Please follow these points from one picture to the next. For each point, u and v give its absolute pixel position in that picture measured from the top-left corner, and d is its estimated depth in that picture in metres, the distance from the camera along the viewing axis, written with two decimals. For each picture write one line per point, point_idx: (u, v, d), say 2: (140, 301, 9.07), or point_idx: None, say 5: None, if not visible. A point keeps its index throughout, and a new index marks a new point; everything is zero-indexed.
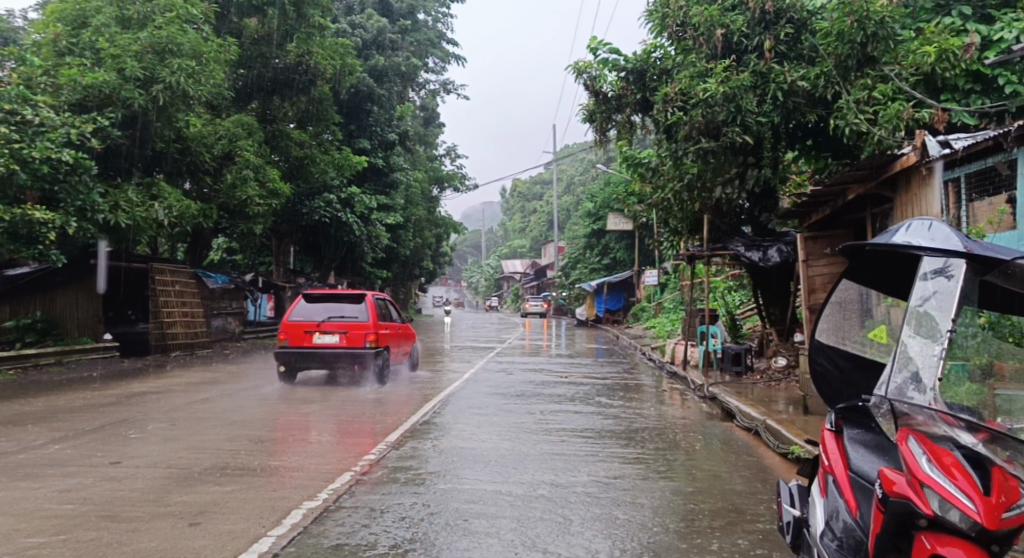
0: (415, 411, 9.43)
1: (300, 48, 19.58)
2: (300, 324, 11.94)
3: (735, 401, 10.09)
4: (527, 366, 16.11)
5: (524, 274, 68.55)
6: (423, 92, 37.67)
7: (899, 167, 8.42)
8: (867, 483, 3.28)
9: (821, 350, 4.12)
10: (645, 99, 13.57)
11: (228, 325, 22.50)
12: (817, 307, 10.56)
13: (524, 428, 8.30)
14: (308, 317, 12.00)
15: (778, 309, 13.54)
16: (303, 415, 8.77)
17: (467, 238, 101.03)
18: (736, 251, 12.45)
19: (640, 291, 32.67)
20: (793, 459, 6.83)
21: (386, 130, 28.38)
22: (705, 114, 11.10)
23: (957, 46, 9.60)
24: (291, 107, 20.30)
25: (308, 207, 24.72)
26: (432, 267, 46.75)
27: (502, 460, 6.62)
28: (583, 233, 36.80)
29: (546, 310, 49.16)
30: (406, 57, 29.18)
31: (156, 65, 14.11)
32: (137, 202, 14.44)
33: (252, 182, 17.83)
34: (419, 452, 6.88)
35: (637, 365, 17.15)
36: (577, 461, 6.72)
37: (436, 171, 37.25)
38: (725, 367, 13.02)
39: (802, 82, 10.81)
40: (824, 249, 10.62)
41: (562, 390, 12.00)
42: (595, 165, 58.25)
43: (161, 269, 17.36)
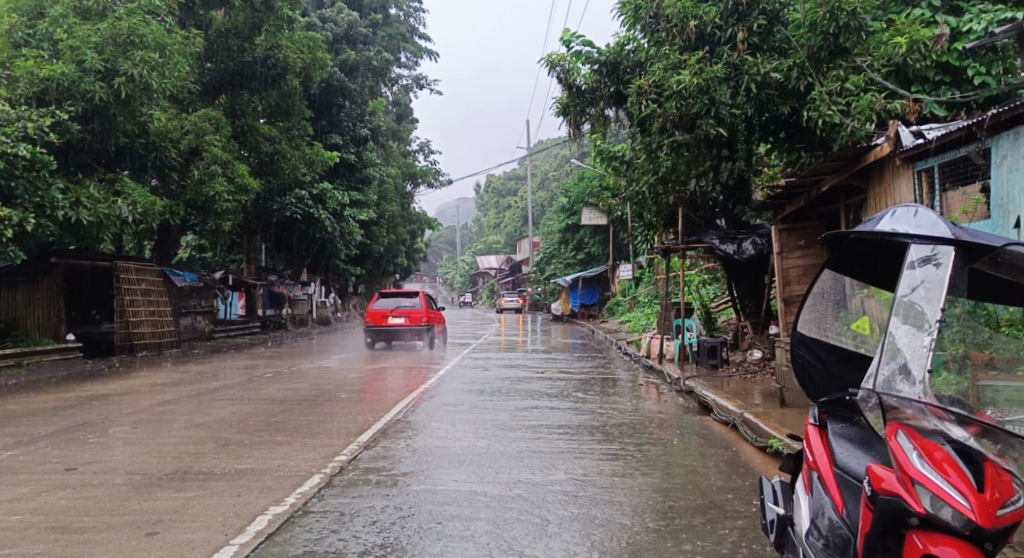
0: (389, 410, 9.24)
1: (268, 42, 19.19)
2: (380, 311, 18.38)
3: (711, 394, 10.01)
4: (503, 361, 15.94)
5: (499, 270, 68.37)
6: (395, 87, 37.31)
7: (873, 157, 8.38)
8: (854, 480, 3.17)
9: (803, 342, 4.02)
10: (619, 92, 13.45)
11: (197, 324, 22.08)
12: (793, 299, 10.53)
13: (498, 426, 8.13)
14: (385, 307, 18.42)
15: (752, 301, 13.51)
16: (272, 415, 8.55)
17: (442, 234, 100.60)
18: (711, 244, 12.38)
19: (615, 286, 32.64)
20: (771, 453, 6.74)
21: (357, 125, 28.03)
22: (679, 106, 11.01)
23: (928, 37, 9.59)
24: (260, 102, 19.92)
25: (278, 204, 24.34)
26: (407, 264, 46.44)
27: (477, 459, 6.45)
28: (558, 228, 36.70)
29: (521, 305, 49.00)
30: (377, 52, 28.79)
31: (118, 57, 13.69)
32: (100, 198, 14.03)
33: (220, 178, 17.47)
34: (391, 452, 6.69)
35: (613, 359, 17.06)
36: (554, 459, 6.57)
37: (410, 166, 36.93)
38: (701, 361, 12.97)
39: (774, 73, 10.74)
40: (798, 241, 10.58)
41: (538, 386, 11.88)
42: (569, 160, 58.21)
43: (127, 268, 16.94)
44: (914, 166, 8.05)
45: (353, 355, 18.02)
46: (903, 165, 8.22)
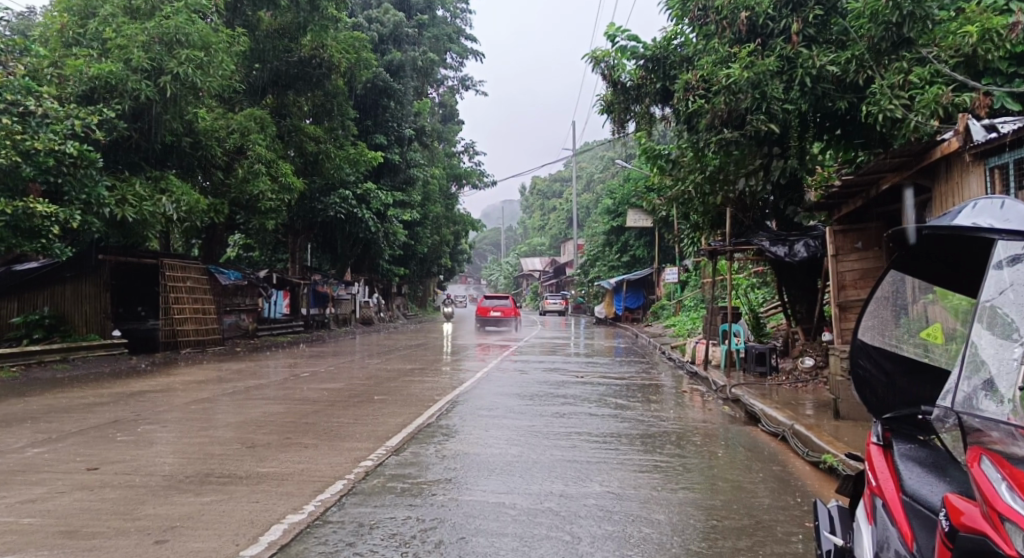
0: (423, 412, 9.00)
1: (314, 42, 19.10)
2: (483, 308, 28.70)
3: (760, 403, 9.53)
4: (542, 364, 15.62)
5: (543, 272, 68.09)
6: (441, 88, 37.25)
7: (940, 153, 7.90)
8: (928, 511, 2.79)
9: (864, 352, 3.60)
10: (665, 88, 13.02)
11: (241, 322, 22.22)
12: (849, 304, 9.98)
13: (534, 432, 7.82)
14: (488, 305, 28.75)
15: (803, 307, 12.94)
16: (304, 415, 8.37)
17: (486, 236, 100.60)
18: (760, 246, 11.87)
19: (660, 289, 32.05)
20: (824, 469, 6.32)
21: (402, 125, 28.00)
22: (729, 101, 10.61)
23: (1000, 25, 8.97)
24: (306, 102, 19.93)
25: (322, 203, 24.34)
26: (451, 265, 46.43)
27: (508, 468, 6.15)
28: (602, 230, 36.23)
29: (564, 307, 48.53)
30: (422, 52, 28.69)
31: (163, 56, 13.63)
32: (146, 196, 14.01)
33: (264, 177, 17.47)
34: (421, 457, 6.43)
35: (657, 364, 16.57)
36: (590, 469, 6.23)
37: (454, 167, 36.80)
38: (749, 368, 12.45)
39: (830, 66, 10.25)
40: (855, 243, 10.03)
41: (578, 390, 11.52)
42: (615, 163, 57.62)
43: (173, 265, 17.07)
44: (985, 162, 7.59)
45: (393, 356, 17.87)
46: (972, 161, 7.76)
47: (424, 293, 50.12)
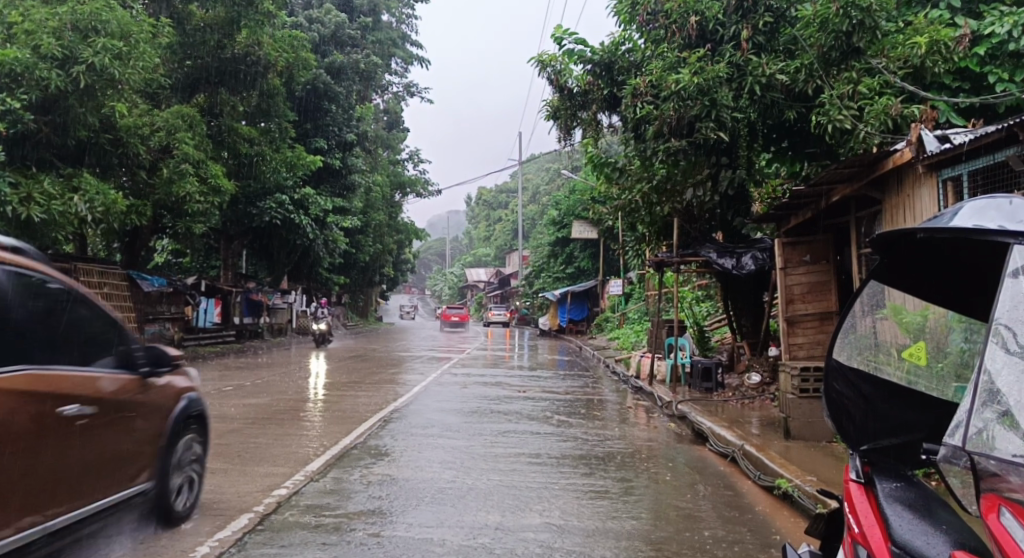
0: (352, 431, 8.35)
1: (249, 39, 18.22)
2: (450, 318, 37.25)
3: (707, 421, 9.13)
4: (483, 379, 15.00)
5: (488, 283, 67.56)
6: (386, 95, 36.52)
7: (891, 164, 7.59)
8: None
9: (839, 373, 3.27)
10: (612, 95, 12.66)
11: (165, 331, 21.05)
12: (797, 319, 9.69)
13: (469, 454, 7.23)
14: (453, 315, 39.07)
15: (749, 321, 12.65)
16: (217, 436, 7.63)
17: (431, 246, 99.59)
18: (707, 258, 11.56)
19: (604, 301, 31.81)
20: (778, 495, 5.91)
21: (343, 130, 27.17)
22: (677, 107, 10.28)
23: (949, 37, 8.82)
24: (240, 101, 19.02)
25: (258, 208, 23.34)
26: (394, 274, 45.49)
27: (440, 497, 5.56)
28: (547, 241, 35.88)
29: (508, 319, 47.98)
30: (365, 55, 27.92)
31: (77, 45, 12.74)
32: (55, 194, 13.01)
33: (191, 177, 16.56)
34: (343, 485, 5.79)
35: (601, 378, 16.11)
36: (529, 497, 5.67)
37: (398, 175, 35.98)
38: (694, 384, 12.10)
39: (780, 75, 10.04)
40: (803, 256, 9.77)
41: (518, 406, 10.98)
42: (561, 175, 57.52)
43: (88, 269, 16.03)
44: (937, 174, 7.29)
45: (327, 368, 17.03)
46: (924, 172, 7.46)
47: (366, 304, 48.99)
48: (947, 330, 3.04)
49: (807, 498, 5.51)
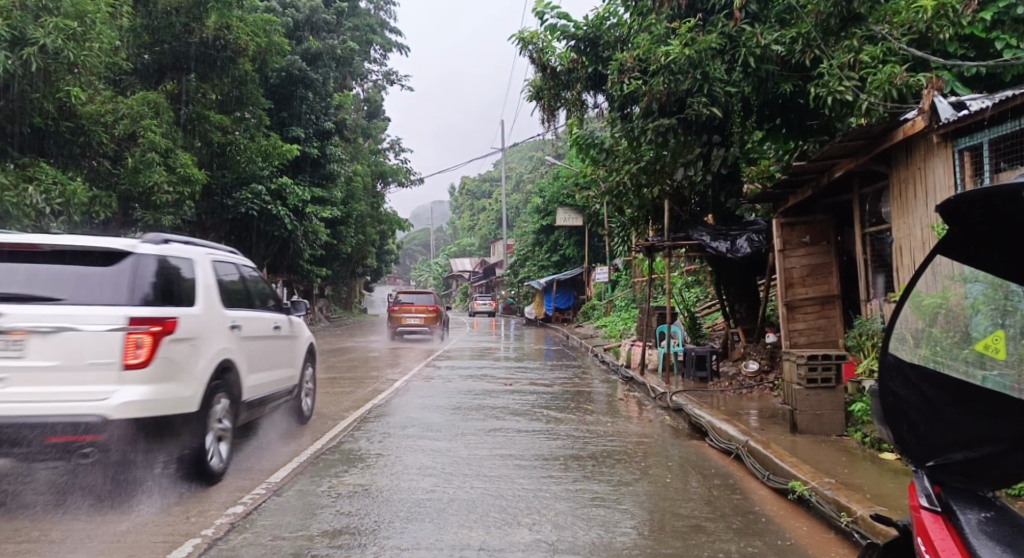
0: (323, 434, 7.64)
1: (219, 23, 17.34)
2: None
3: (705, 414, 8.57)
4: (467, 371, 14.38)
5: (473, 272, 66.82)
6: (366, 83, 35.68)
7: (902, 135, 7.04)
8: None
9: (897, 372, 3.17)
10: (598, 73, 12.03)
11: None
12: (798, 303, 9.21)
13: (452, 457, 6.65)
14: None
15: (743, 306, 12.10)
16: None
17: (415, 237, 98.49)
18: (701, 241, 11.01)
19: (590, 289, 31.19)
20: (794, 500, 5.36)
21: (321, 118, 26.43)
22: (668, 82, 9.70)
23: (956, 0, 8.21)
24: (212, 88, 18.14)
25: (233, 199, 22.56)
26: (377, 266, 44.65)
27: (417, 512, 4.98)
28: (532, 229, 35.18)
29: (493, 308, 47.33)
30: (342, 41, 27.06)
31: (28, 25, 12.00)
32: (8, 185, 12.23)
33: (159, 166, 15.76)
34: (309, 499, 5.20)
35: (590, 368, 15.59)
36: (517, 509, 5.10)
37: (380, 164, 35.16)
38: (688, 373, 11.56)
39: (776, 46, 9.40)
40: (802, 238, 9.24)
41: (505, 402, 10.38)
42: (545, 163, 56.71)
43: None
44: (952, 144, 6.77)
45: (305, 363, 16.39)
46: (938, 143, 6.93)
47: (349, 296, 48.16)
48: (972, 313, 3.08)
49: (828, 505, 4.96)
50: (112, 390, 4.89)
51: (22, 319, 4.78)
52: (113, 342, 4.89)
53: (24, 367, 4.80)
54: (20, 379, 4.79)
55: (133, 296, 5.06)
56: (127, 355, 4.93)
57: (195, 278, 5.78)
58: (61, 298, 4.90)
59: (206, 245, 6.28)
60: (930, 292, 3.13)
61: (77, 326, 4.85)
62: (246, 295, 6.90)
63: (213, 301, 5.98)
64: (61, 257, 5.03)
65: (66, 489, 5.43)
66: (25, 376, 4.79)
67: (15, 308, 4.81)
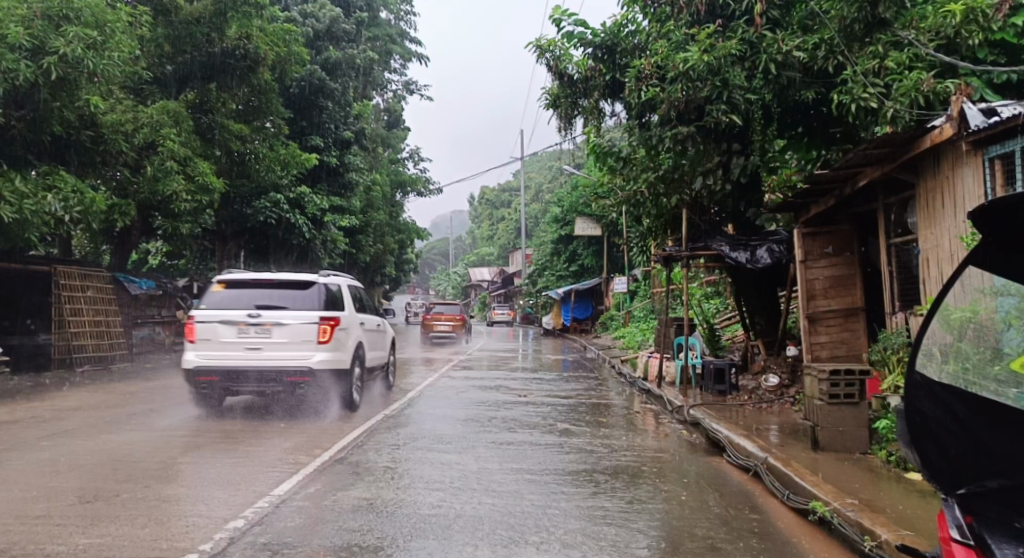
0: (332, 445, 7.51)
1: (239, 32, 17.35)
2: None
3: (723, 429, 8.34)
4: (482, 382, 14.21)
5: (492, 282, 66.73)
6: (385, 93, 35.76)
7: (929, 142, 6.81)
8: None
9: (925, 390, 2.96)
10: (615, 80, 11.85)
11: (155, 336, 20.36)
12: (820, 316, 8.96)
13: (462, 471, 6.48)
14: None
15: (763, 318, 11.84)
16: (183, 453, 6.92)
17: (434, 246, 98.67)
18: (720, 251, 10.79)
19: (608, 299, 30.95)
20: (815, 522, 5.11)
21: (340, 128, 26.46)
22: (686, 89, 9.54)
23: (986, 5, 7.94)
24: (231, 97, 18.16)
25: (252, 208, 22.60)
26: (395, 275, 44.66)
27: (421, 528, 4.81)
28: (550, 239, 35.00)
29: (511, 317, 47.13)
30: (362, 50, 27.11)
31: (48, 34, 12.05)
32: (27, 193, 12.23)
33: (178, 175, 15.75)
34: (311, 514, 5.04)
35: (607, 380, 15.35)
36: (525, 527, 4.91)
37: (398, 174, 35.16)
38: (706, 387, 11.32)
39: (798, 52, 9.21)
40: (824, 248, 9.00)
41: (519, 413, 10.21)
42: (564, 172, 56.60)
43: (68, 273, 15.31)
44: (983, 152, 6.54)
45: None
46: (967, 151, 6.69)
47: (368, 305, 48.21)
48: (1003, 327, 2.84)
49: (851, 527, 4.72)
50: (312, 354, 8.92)
51: (269, 315, 8.89)
52: (313, 329, 8.94)
53: (269, 341, 8.89)
54: (268, 349, 8.87)
55: (321, 306, 9.15)
56: (321, 336, 8.98)
57: (342, 292, 9.93)
58: (284, 306, 9.05)
59: (348, 277, 10.55)
60: (959, 305, 2.96)
61: (294, 321, 8.93)
62: (363, 307, 11.05)
63: (353, 308, 10.16)
64: (283, 284, 9.22)
65: (224, 439, 7.67)
66: (269, 347, 8.88)
67: (265, 311, 8.94)
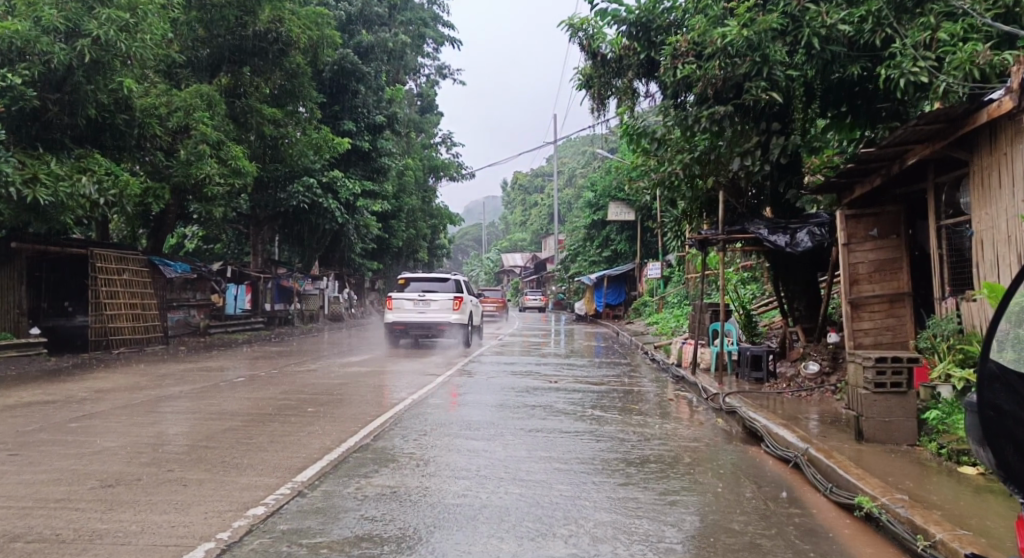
0: (358, 431, 7.37)
1: (272, 15, 17.15)
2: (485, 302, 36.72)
3: (761, 418, 8.04)
4: (513, 367, 14.03)
5: (525, 268, 66.49)
6: (418, 78, 35.56)
7: (986, 116, 6.42)
8: None
9: (1001, 381, 2.83)
10: (650, 59, 11.50)
11: (190, 319, 20.54)
12: (864, 301, 8.59)
13: (490, 458, 6.29)
14: None
15: (802, 303, 11.46)
16: (208, 436, 6.85)
17: (467, 232, 98.60)
18: (758, 234, 10.43)
19: (642, 285, 30.52)
20: (861, 518, 4.85)
21: (372, 112, 26.34)
22: (723, 66, 9.20)
23: None
24: (265, 82, 18.09)
25: (285, 192, 22.56)
26: (429, 260, 44.62)
27: (444, 518, 4.64)
28: (583, 224, 34.63)
29: (544, 303, 46.91)
30: (394, 34, 26.92)
31: (82, 17, 12.05)
32: (63, 175, 12.21)
33: (211, 158, 15.68)
34: (334, 502, 4.90)
35: (640, 366, 15.08)
36: (553, 518, 4.72)
37: (431, 158, 34.99)
38: (742, 374, 11.02)
39: (843, 26, 8.82)
40: (870, 231, 8.61)
41: (550, 399, 10.01)
42: (598, 157, 55.98)
43: (104, 256, 15.42)
44: None
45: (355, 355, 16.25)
46: None
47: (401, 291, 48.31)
48: None
49: (901, 525, 4.45)
50: (451, 316, 16.12)
51: (430, 295, 16.13)
52: (450, 302, 16.17)
53: (429, 308, 16.12)
54: (427, 312, 16.08)
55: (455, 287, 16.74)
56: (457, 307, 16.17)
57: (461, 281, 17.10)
58: (441, 282, 16.61)
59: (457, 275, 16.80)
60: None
61: (441, 296, 16.20)
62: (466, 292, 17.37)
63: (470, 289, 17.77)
64: (433, 279, 16.42)
65: (250, 424, 7.61)
66: (429, 311, 16.11)
67: (431, 293, 16.18)
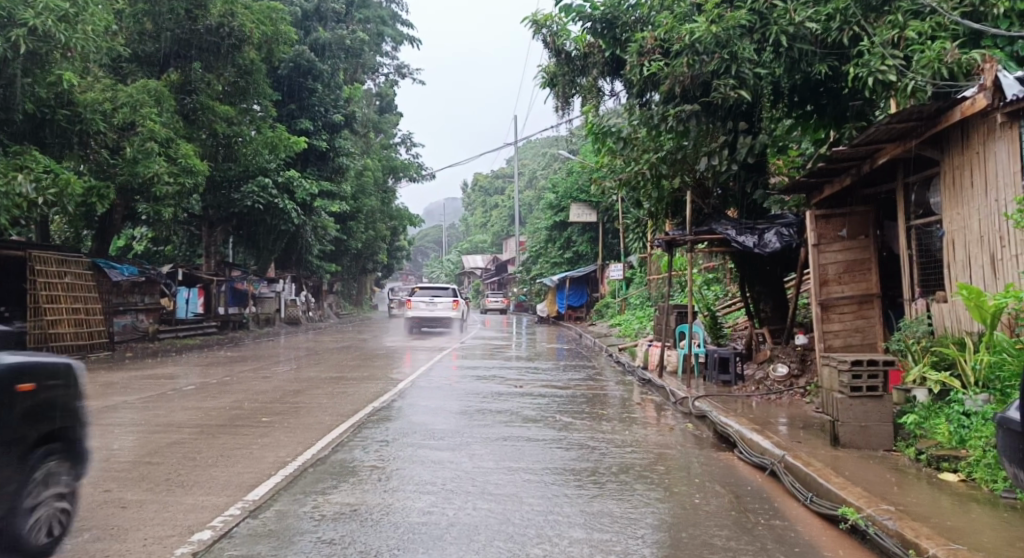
0: (314, 443, 6.98)
1: (223, 8, 16.56)
2: None
3: (732, 422, 7.86)
4: (476, 371, 13.71)
5: (485, 270, 66.18)
6: (377, 77, 35.02)
7: (959, 115, 6.32)
8: None
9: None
10: (616, 56, 11.29)
11: (137, 324, 19.88)
12: (833, 302, 8.49)
13: (456, 471, 5.97)
14: None
15: (769, 304, 11.37)
16: (151, 452, 6.39)
17: (427, 233, 97.97)
18: (725, 235, 10.28)
19: (604, 286, 30.43)
20: (845, 530, 4.65)
21: (330, 111, 25.72)
22: (691, 63, 9.01)
23: None
24: (217, 78, 17.45)
25: (239, 193, 21.88)
26: (388, 261, 44.06)
27: (409, 540, 4.31)
28: (544, 225, 34.43)
29: (505, 304, 46.63)
30: (352, 31, 26.37)
31: (18, 6, 11.37)
32: None
33: (159, 157, 15.10)
34: (288, 523, 4.54)
35: (603, 369, 14.91)
36: (525, 537, 4.42)
37: (391, 159, 34.45)
38: (710, 376, 10.88)
39: (811, 23, 8.68)
40: (839, 231, 8.51)
41: (515, 405, 9.71)
42: (558, 158, 55.90)
43: (42, 258, 14.69)
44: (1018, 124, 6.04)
45: (312, 360, 15.77)
46: (1002, 123, 6.19)
47: (360, 293, 47.64)
48: None
49: (891, 539, 4.26)
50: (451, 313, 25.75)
51: (437, 299, 23.76)
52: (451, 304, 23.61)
53: (437, 308, 23.68)
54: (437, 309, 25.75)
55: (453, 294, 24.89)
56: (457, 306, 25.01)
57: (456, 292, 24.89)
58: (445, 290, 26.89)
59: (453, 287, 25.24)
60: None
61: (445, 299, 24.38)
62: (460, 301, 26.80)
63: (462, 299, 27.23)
64: (439, 287, 23.78)
65: (197, 437, 7.16)
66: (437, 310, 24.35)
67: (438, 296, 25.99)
